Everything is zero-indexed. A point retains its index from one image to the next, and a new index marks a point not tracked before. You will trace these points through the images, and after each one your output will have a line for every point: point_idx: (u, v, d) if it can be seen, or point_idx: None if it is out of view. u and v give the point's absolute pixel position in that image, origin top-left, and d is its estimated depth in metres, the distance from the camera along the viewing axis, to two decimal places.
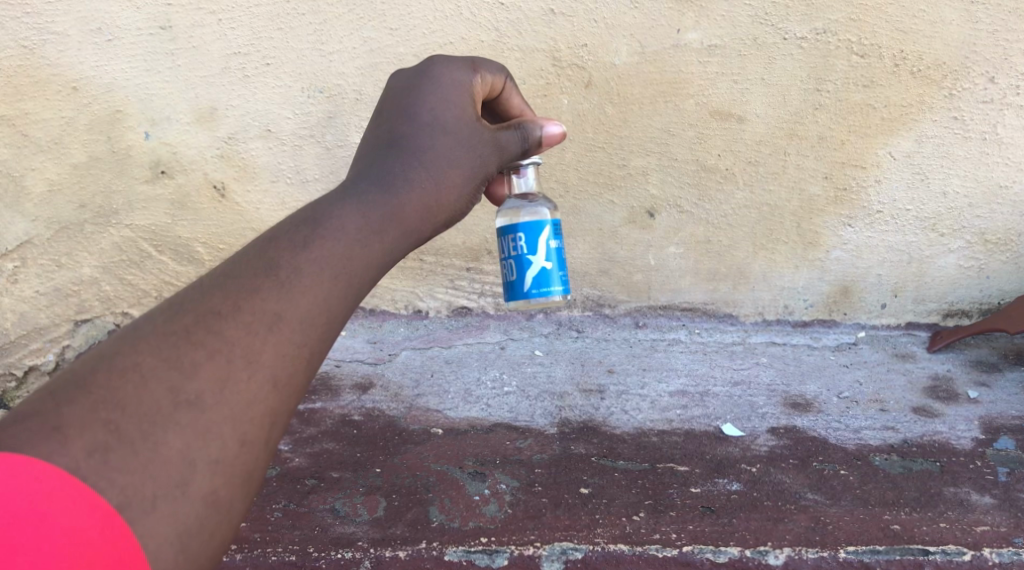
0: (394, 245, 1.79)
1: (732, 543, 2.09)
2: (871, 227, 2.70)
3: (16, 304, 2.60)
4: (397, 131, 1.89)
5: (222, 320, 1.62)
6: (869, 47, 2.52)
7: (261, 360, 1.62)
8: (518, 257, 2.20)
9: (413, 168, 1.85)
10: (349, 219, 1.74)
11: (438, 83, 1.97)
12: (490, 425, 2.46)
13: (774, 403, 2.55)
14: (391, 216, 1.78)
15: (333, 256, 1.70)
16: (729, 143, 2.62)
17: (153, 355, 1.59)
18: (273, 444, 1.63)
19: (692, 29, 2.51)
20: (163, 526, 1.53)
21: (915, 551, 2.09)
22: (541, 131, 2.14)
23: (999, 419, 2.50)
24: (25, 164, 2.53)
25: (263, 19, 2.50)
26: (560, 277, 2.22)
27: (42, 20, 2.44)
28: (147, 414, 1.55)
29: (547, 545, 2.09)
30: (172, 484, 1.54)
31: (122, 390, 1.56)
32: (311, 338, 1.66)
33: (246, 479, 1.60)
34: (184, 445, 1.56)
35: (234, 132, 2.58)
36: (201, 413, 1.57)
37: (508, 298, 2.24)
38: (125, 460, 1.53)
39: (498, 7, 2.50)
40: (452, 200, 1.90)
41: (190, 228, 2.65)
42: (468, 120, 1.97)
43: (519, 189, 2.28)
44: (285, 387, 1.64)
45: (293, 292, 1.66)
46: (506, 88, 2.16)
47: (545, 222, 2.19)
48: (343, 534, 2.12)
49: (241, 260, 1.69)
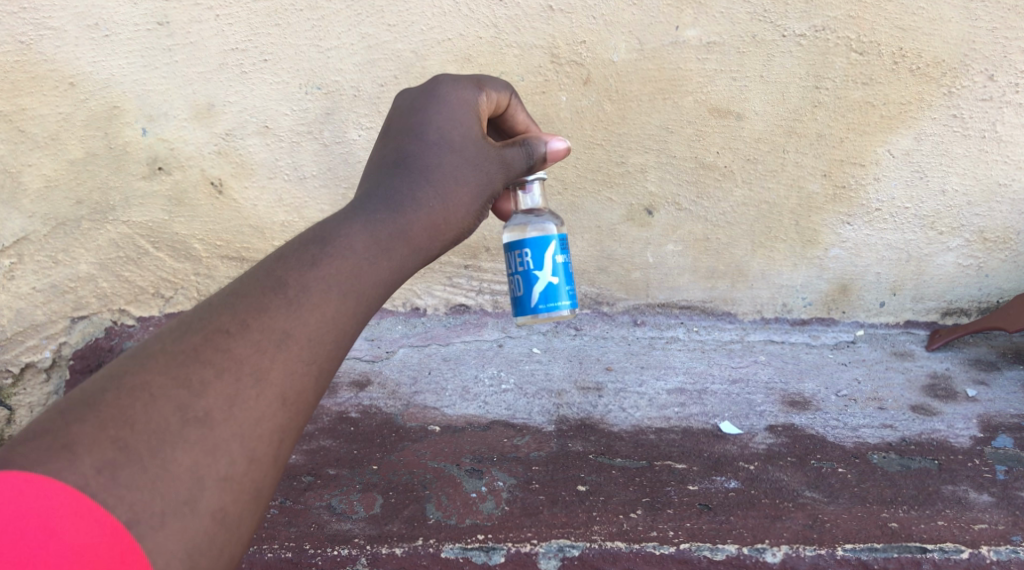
0: (402, 263, 1.80)
1: (729, 541, 2.09)
2: (870, 225, 2.70)
3: (12, 300, 2.59)
4: (403, 150, 1.91)
5: (231, 339, 1.63)
6: (869, 44, 2.51)
7: (269, 378, 1.63)
8: (524, 273, 2.21)
9: (420, 188, 1.86)
10: (357, 238, 1.75)
11: (444, 102, 1.98)
12: (488, 423, 2.46)
13: (773, 401, 2.54)
14: (399, 234, 1.79)
15: (341, 275, 1.71)
16: (728, 141, 2.62)
17: (162, 374, 1.59)
18: (281, 461, 1.64)
19: (691, 27, 2.51)
20: (172, 542, 1.54)
21: (913, 549, 2.09)
22: (546, 147, 2.13)
23: (997, 418, 2.50)
24: (21, 160, 2.52)
25: (261, 14, 2.49)
26: (568, 292, 2.22)
27: (39, 15, 2.43)
28: (156, 431, 1.56)
29: (544, 543, 2.08)
30: (181, 500, 1.55)
31: (131, 408, 1.56)
32: (318, 356, 1.67)
33: (254, 495, 1.61)
34: (193, 462, 1.56)
35: (232, 128, 2.57)
36: (210, 430, 1.58)
37: (515, 313, 2.25)
38: (134, 476, 1.53)
39: (496, 4, 2.50)
40: (461, 216, 1.91)
41: (187, 225, 2.64)
42: (475, 138, 1.98)
43: (525, 205, 2.28)
44: (293, 404, 1.64)
45: (302, 310, 1.67)
46: (511, 104, 2.17)
47: (552, 238, 2.20)
48: (338, 531, 2.12)
49: (249, 278, 1.70)
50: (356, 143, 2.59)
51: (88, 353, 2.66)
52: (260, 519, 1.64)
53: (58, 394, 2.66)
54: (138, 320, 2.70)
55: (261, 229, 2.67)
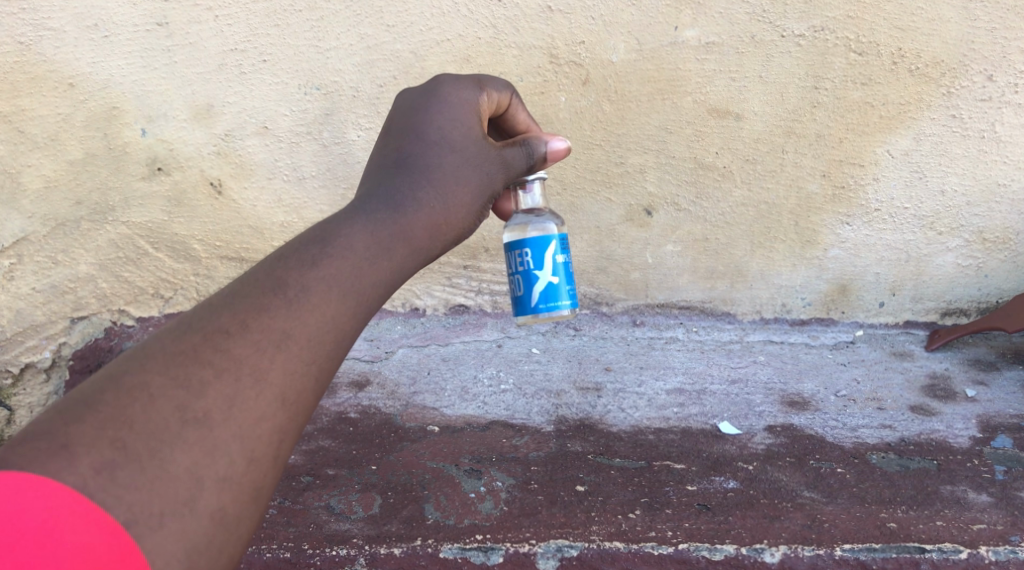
0: (402, 263, 1.80)
1: (727, 541, 2.09)
2: (869, 225, 2.70)
3: (12, 301, 2.60)
4: (404, 150, 1.91)
5: (231, 339, 1.63)
6: (867, 45, 2.51)
7: (269, 379, 1.63)
8: (524, 272, 2.21)
9: (421, 188, 1.86)
10: (357, 238, 1.75)
11: (445, 102, 1.99)
12: (487, 424, 2.46)
13: (772, 401, 2.54)
14: (400, 235, 1.80)
15: (341, 275, 1.71)
16: (727, 141, 2.62)
17: (161, 374, 1.59)
18: (280, 461, 1.64)
19: (690, 27, 2.51)
20: (171, 542, 1.54)
21: (911, 549, 2.09)
22: (546, 147, 2.13)
23: (996, 418, 2.50)
24: (21, 160, 2.52)
25: (260, 15, 2.49)
26: (568, 292, 2.22)
27: (38, 16, 2.43)
28: (155, 431, 1.56)
29: (543, 543, 2.08)
30: (180, 501, 1.55)
31: (130, 408, 1.57)
32: (318, 356, 1.68)
33: (254, 496, 1.61)
34: (192, 462, 1.57)
35: (232, 129, 2.58)
36: (209, 430, 1.58)
37: (515, 313, 2.26)
38: (133, 477, 1.54)
39: (495, 4, 2.50)
40: (461, 216, 1.91)
41: (187, 225, 2.64)
42: (476, 138, 1.98)
43: (525, 205, 2.28)
44: (293, 405, 1.65)
45: (301, 310, 1.67)
46: (512, 104, 2.17)
47: (552, 237, 2.20)
48: (337, 531, 2.12)
49: (249, 279, 1.70)
50: (355, 143, 2.60)
51: (88, 353, 2.67)
52: (259, 519, 1.64)
53: (57, 395, 2.66)
54: (138, 320, 2.71)
55: (260, 229, 2.67)
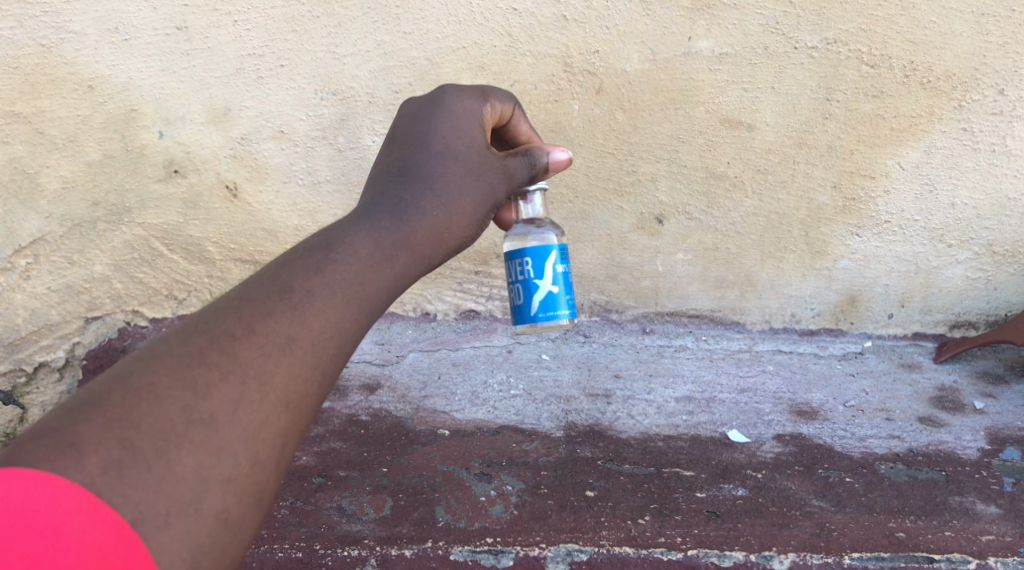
0: (405, 270, 1.82)
1: (737, 548, 2.10)
2: (880, 237, 2.71)
3: (27, 300, 2.62)
4: (408, 159, 1.93)
5: (236, 342, 1.65)
6: (879, 57, 2.53)
7: (274, 382, 1.65)
8: (525, 281, 2.22)
9: (424, 197, 1.88)
10: (362, 245, 1.77)
11: (450, 111, 2.01)
12: (496, 428, 2.48)
13: (780, 411, 2.55)
14: (402, 242, 1.82)
15: (345, 281, 1.74)
16: (739, 151, 2.63)
17: (167, 375, 1.61)
18: (284, 464, 1.66)
19: (703, 37, 2.53)
20: (177, 542, 1.55)
21: (919, 559, 2.11)
22: (547, 157, 2.15)
23: (1004, 430, 2.51)
24: (39, 161, 2.54)
25: (278, 20, 2.51)
26: (567, 301, 2.24)
27: (59, 19, 2.45)
28: (161, 432, 1.58)
29: (553, 546, 2.11)
30: (185, 501, 1.57)
31: (137, 409, 1.58)
32: (322, 361, 1.69)
33: (258, 498, 1.63)
34: (198, 463, 1.58)
35: (248, 133, 2.60)
36: (214, 432, 1.60)
37: (514, 321, 2.27)
38: (140, 476, 1.55)
39: (511, 13, 2.52)
40: (462, 226, 1.93)
41: (202, 228, 2.67)
42: (479, 148, 2.00)
43: (527, 214, 2.31)
44: (296, 408, 1.66)
45: (306, 315, 1.69)
46: (515, 115, 2.19)
47: (552, 247, 2.22)
48: (349, 532, 2.14)
49: (255, 283, 1.72)
50: (370, 148, 2.62)
51: (101, 353, 2.68)
52: (262, 522, 1.65)
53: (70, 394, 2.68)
54: (152, 321, 2.73)
55: (274, 232, 2.69)
